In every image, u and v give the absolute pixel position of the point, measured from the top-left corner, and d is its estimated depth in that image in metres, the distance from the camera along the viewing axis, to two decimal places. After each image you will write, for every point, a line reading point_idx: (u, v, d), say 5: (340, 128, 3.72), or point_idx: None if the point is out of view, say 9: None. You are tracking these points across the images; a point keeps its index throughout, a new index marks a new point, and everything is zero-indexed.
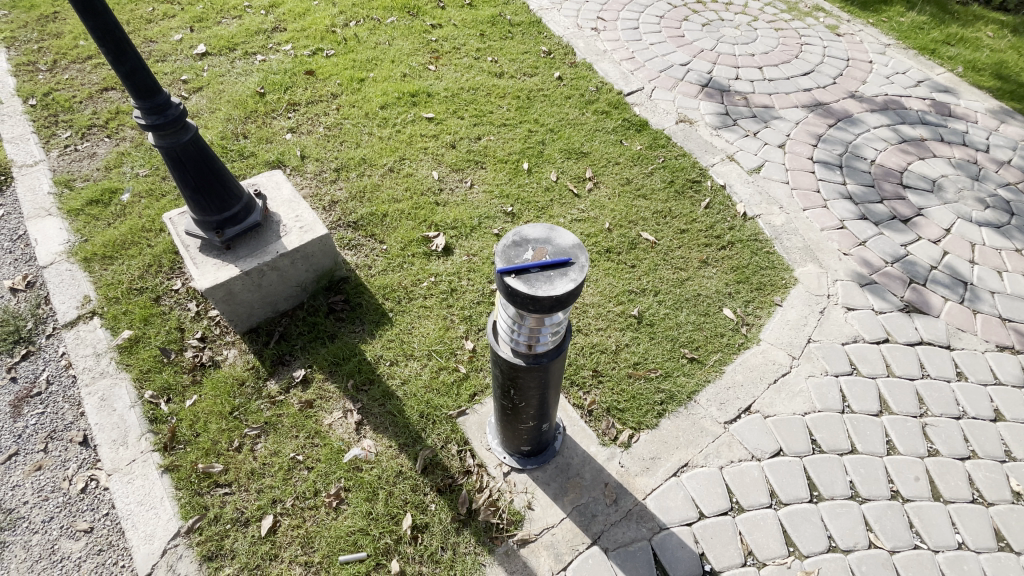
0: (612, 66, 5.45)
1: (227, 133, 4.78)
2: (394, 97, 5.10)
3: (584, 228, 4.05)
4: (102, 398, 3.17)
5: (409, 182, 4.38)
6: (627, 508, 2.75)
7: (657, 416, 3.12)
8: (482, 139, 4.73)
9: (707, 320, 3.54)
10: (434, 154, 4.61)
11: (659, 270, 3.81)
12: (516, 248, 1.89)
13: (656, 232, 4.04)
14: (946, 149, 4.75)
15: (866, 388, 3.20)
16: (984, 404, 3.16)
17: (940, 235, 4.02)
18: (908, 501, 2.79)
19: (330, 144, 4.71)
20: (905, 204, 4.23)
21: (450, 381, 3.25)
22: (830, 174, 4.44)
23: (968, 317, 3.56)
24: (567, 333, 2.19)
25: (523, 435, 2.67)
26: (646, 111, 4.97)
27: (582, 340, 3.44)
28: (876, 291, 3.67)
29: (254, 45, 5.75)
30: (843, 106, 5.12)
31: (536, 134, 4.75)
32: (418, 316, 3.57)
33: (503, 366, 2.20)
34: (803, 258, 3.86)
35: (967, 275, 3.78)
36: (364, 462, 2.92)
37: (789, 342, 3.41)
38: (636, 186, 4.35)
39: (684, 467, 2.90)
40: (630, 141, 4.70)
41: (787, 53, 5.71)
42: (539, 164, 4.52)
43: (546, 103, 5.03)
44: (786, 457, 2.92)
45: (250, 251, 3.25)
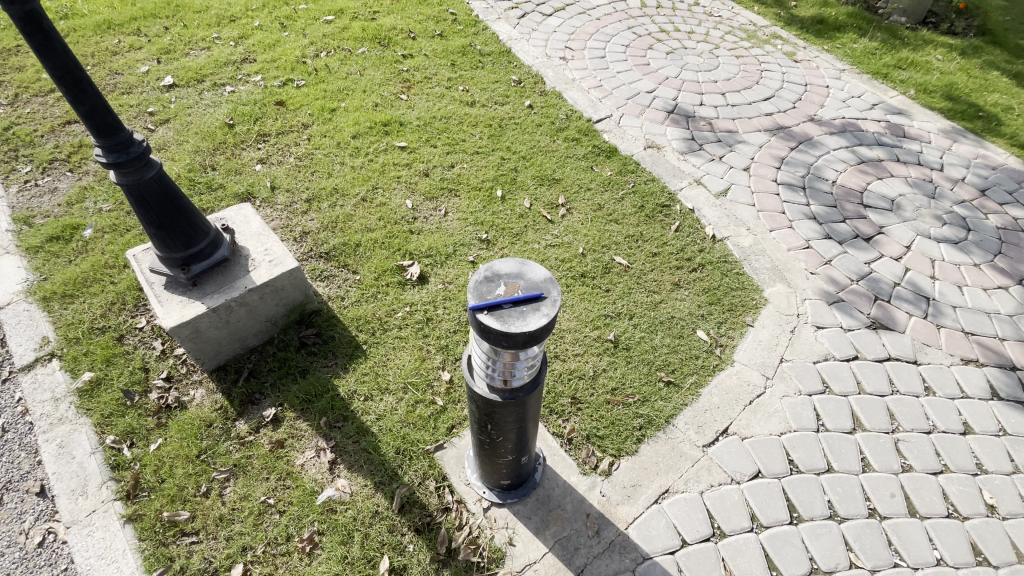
0: (581, 94, 5.57)
1: (195, 166, 4.71)
2: (367, 126, 5.10)
3: (558, 253, 4.08)
4: (60, 446, 3.01)
5: (383, 212, 4.35)
6: (610, 539, 2.71)
7: (637, 441, 3.10)
8: (455, 167, 4.75)
9: (682, 342, 3.57)
10: (407, 183, 4.60)
11: (633, 294, 3.85)
12: (488, 283, 1.89)
13: (629, 256, 4.09)
14: (903, 169, 4.95)
15: (839, 405, 3.25)
16: (952, 417, 3.24)
17: (901, 252, 4.17)
18: (886, 519, 2.81)
19: (301, 174, 4.67)
20: (867, 223, 4.38)
21: (427, 414, 3.19)
22: (794, 196, 4.57)
23: (932, 332, 3.67)
24: (542, 365, 2.18)
25: (502, 469, 2.62)
26: (615, 137, 5.08)
27: (559, 367, 3.42)
28: (843, 309, 3.76)
29: (223, 76, 5.72)
30: (803, 129, 5.32)
31: (508, 161, 4.80)
32: (393, 348, 3.51)
33: (478, 402, 2.17)
34: (773, 278, 3.94)
35: (929, 290, 3.91)
36: (339, 503, 2.83)
37: (763, 362, 3.45)
38: (608, 211, 4.40)
39: (665, 494, 2.88)
40: (601, 167, 4.78)
41: (748, 78, 5.93)
42: (512, 191, 4.55)
43: (518, 130, 5.09)
44: (765, 479, 2.93)
45: (218, 286, 3.17)
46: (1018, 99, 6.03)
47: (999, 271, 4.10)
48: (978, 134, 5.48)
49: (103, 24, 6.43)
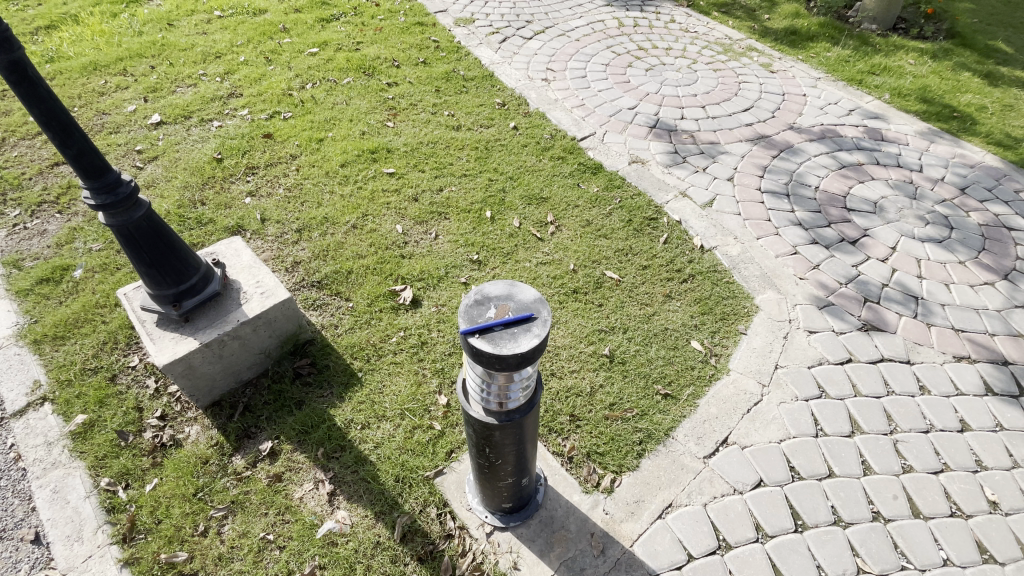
0: (565, 113, 5.67)
1: (185, 202, 4.73)
2: (354, 154, 5.16)
3: (549, 271, 4.11)
4: (54, 491, 2.96)
5: (374, 238, 4.37)
6: (615, 558, 2.69)
7: (637, 456, 3.09)
8: (444, 190, 4.80)
9: (677, 354, 3.58)
10: (397, 209, 4.63)
11: (626, 307, 3.87)
12: (478, 306, 1.90)
13: (619, 270, 4.12)
14: (883, 171, 5.05)
15: (837, 409, 3.26)
16: (948, 414, 3.25)
17: (887, 253, 4.22)
18: (890, 521, 2.80)
19: (291, 205, 4.70)
20: (851, 226, 4.44)
21: (426, 440, 3.17)
22: (779, 203, 4.64)
23: (923, 331, 3.70)
24: (538, 386, 2.18)
25: (503, 492, 2.60)
26: (600, 153, 5.16)
27: (556, 385, 3.42)
28: (834, 313, 3.79)
29: (210, 112, 5.78)
30: (784, 137, 5.42)
31: (496, 182, 4.85)
32: (389, 374, 3.50)
33: (475, 426, 2.17)
34: (762, 285, 3.98)
35: (917, 290, 3.96)
36: (339, 535, 2.79)
37: (757, 369, 3.47)
38: (596, 226, 4.45)
39: (669, 508, 2.87)
40: (587, 184, 4.84)
41: (727, 91, 6.06)
42: (501, 212, 4.59)
43: (504, 152, 5.17)
44: (767, 487, 2.92)
45: (210, 321, 3.17)
46: (991, 98, 6.19)
47: (984, 267, 4.16)
48: (954, 134, 5.62)
49: (90, 66, 6.50)
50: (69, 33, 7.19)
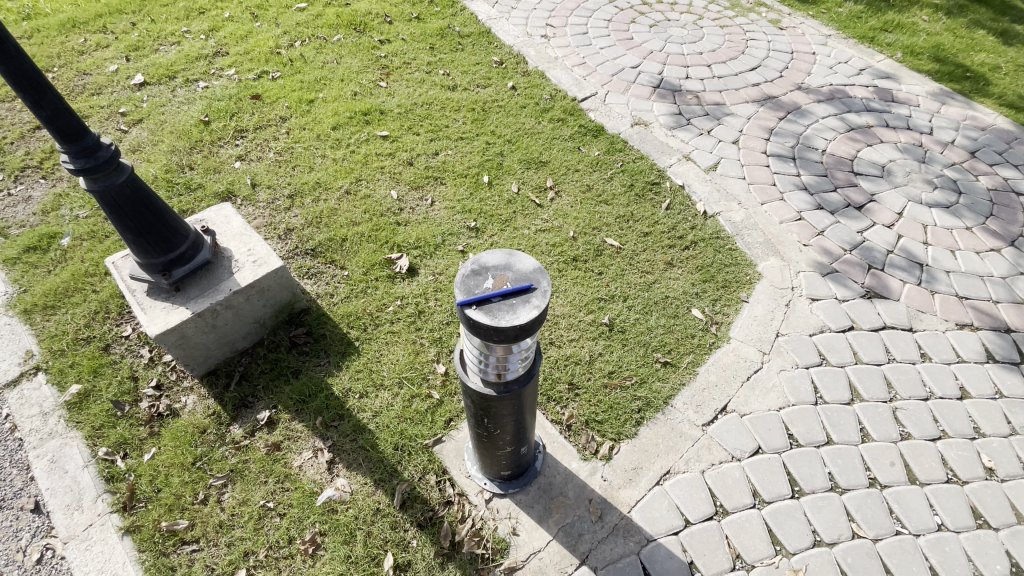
0: (565, 72, 5.45)
1: (173, 166, 4.59)
2: (347, 116, 4.98)
3: (549, 238, 4.02)
4: (52, 460, 2.95)
5: (368, 203, 4.26)
6: (613, 523, 2.72)
7: (636, 424, 3.09)
8: (440, 154, 4.65)
9: (677, 322, 3.54)
10: (391, 173, 4.50)
11: (626, 275, 3.80)
12: (476, 277, 1.83)
13: (621, 237, 4.03)
14: (892, 134, 4.90)
15: (837, 377, 3.24)
16: (948, 382, 3.23)
17: (893, 219, 4.13)
18: (886, 488, 2.82)
19: (282, 169, 4.56)
20: (858, 191, 4.33)
21: (424, 409, 3.16)
22: (784, 167, 4.52)
23: (926, 298, 3.65)
24: (537, 358, 2.14)
25: (502, 461, 2.60)
26: (601, 115, 4.98)
27: (555, 353, 3.38)
28: (838, 280, 3.73)
29: (196, 72, 5.55)
30: (791, 98, 5.23)
31: (493, 146, 4.70)
32: (386, 343, 3.46)
33: (473, 397, 2.13)
34: (765, 252, 3.90)
35: (922, 256, 3.89)
36: (339, 503, 2.80)
37: (758, 338, 3.43)
38: (597, 191, 4.33)
39: (666, 475, 2.88)
40: (588, 147, 4.69)
41: (734, 49, 5.82)
42: (499, 177, 4.46)
43: (502, 113, 4.98)
44: (765, 455, 2.93)
45: (201, 290, 3.10)
46: (1006, 57, 5.96)
47: (991, 233, 4.08)
48: (966, 95, 5.43)
49: (67, 22, 6.20)
50: None
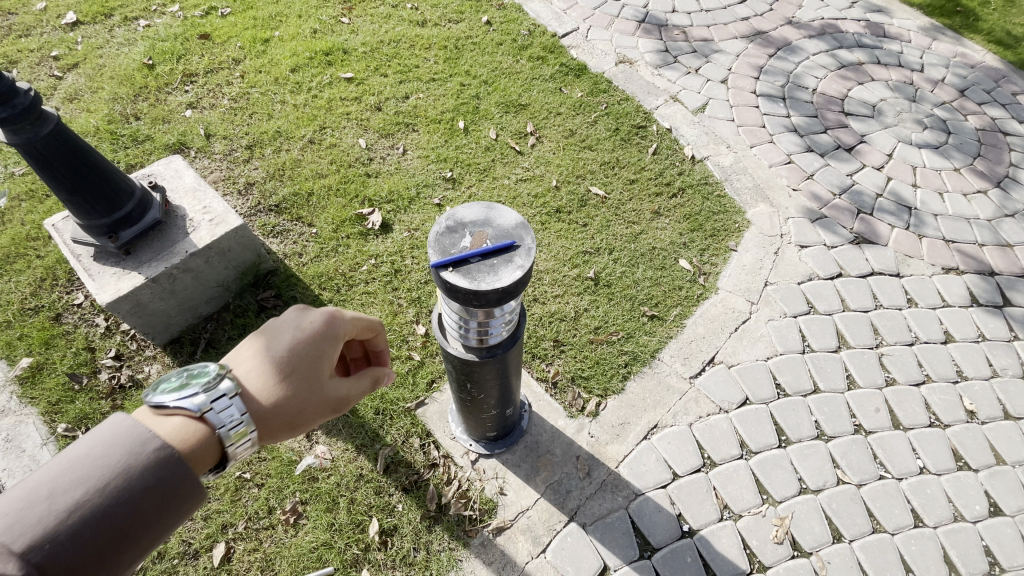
0: (543, 5, 5.04)
1: (116, 116, 4.18)
2: (307, 57, 4.56)
3: (530, 188, 3.81)
4: (7, 439, 2.77)
5: (334, 153, 3.95)
6: (601, 479, 2.69)
7: (623, 379, 3.02)
8: (411, 98, 4.31)
9: (664, 274, 3.42)
10: (358, 119, 4.16)
11: (612, 226, 3.64)
12: (451, 235, 1.64)
13: (606, 185, 3.84)
14: (884, 71, 4.70)
15: (825, 325, 3.19)
16: (934, 326, 3.21)
17: (883, 161, 4.01)
18: (871, 433, 2.83)
19: (238, 117, 4.19)
20: (848, 132, 4.18)
21: (405, 371, 3.03)
22: (774, 107, 4.31)
23: (914, 243, 3.58)
24: (521, 319, 2.00)
25: (487, 423, 2.51)
26: (583, 53, 4.65)
27: (539, 310, 3.26)
28: (827, 226, 3.63)
29: (135, 8, 4.99)
30: (782, 33, 4.95)
31: (468, 88, 4.37)
32: (361, 304, 3.28)
33: (454, 362, 2.00)
34: (754, 198, 3.77)
35: (911, 200, 3.80)
36: (320, 470, 2.70)
37: (747, 287, 3.35)
38: (580, 136, 4.09)
39: (654, 429, 2.84)
40: (570, 88, 4.39)
41: None
42: (475, 121, 4.17)
43: (476, 52, 4.62)
44: (752, 405, 2.91)
45: (155, 253, 2.85)
46: None
47: (979, 174, 4.00)
48: (959, 29, 5.22)
49: None
50: None
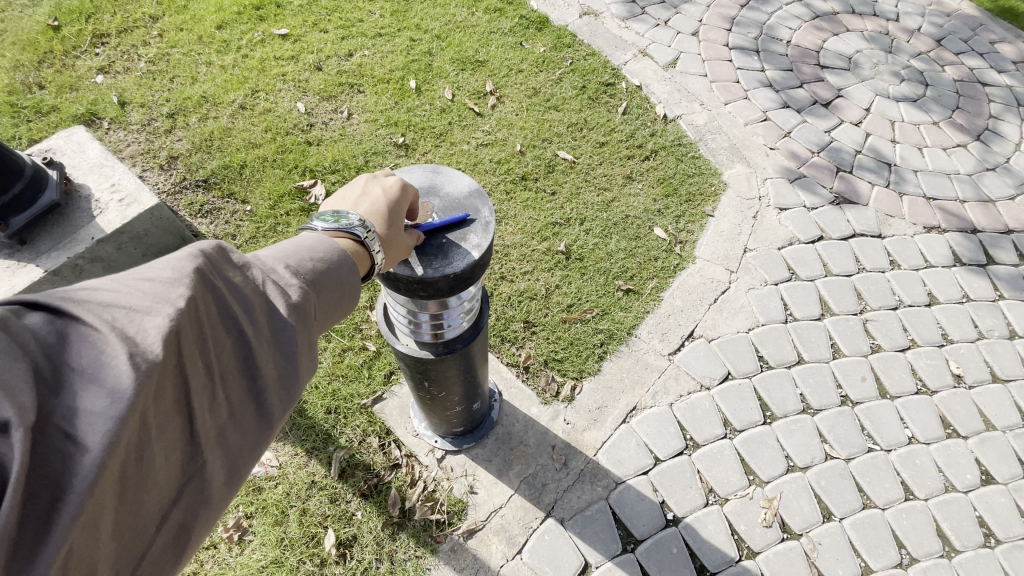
0: None
1: (11, 84, 3.62)
2: (234, 12, 4.04)
3: (492, 153, 3.47)
4: None
5: (270, 120, 3.52)
6: (579, 470, 2.48)
7: (599, 360, 2.80)
8: (355, 55, 3.87)
9: (639, 244, 3.18)
10: (296, 81, 3.71)
11: (582, 193, 3.36)
12: None
13: (573, 149, 3.54)
14: (859, 21, 4.48)
15: (807, 292, 3.03)
16: (917, 288, 3.08)
17: (861, 116, 3.82)
18: (858, 404, 2.70)
19: (157, 82, 3.68)
20: (825, 86, 3.96)
21: (359, 363, 2.73)
22: (748, 61, 4.05)
23: (895, 201, 3.43)
24: (483, 306, 1.73)
25: (452, 419, 2.26)
26: (545, 4, 4.26)
27: (506, 289, 2.98)
28: (806, 186, 3.44)
29: None
30: None
31: (420, 44, 3.95)
32: None
33: (407, 361, 1.71)
34: (730, 159, 3.53)
35: (890, 156, 3.64)
36: (266, 480, 2.41)
37: (725, 255, 3.14)
38: (544, 96, 3.76)
39: (633, 412, 2.64)
40: (532, 43, 4.02)
41: None
42: (428, 81, 3.77)
43: (427, 3, 4.18)
44: (735, 381, 2.73)
45: (55, 241, 2.47)
46: None
47: (957, 128, 3.86)
48: None
49: None
50: None
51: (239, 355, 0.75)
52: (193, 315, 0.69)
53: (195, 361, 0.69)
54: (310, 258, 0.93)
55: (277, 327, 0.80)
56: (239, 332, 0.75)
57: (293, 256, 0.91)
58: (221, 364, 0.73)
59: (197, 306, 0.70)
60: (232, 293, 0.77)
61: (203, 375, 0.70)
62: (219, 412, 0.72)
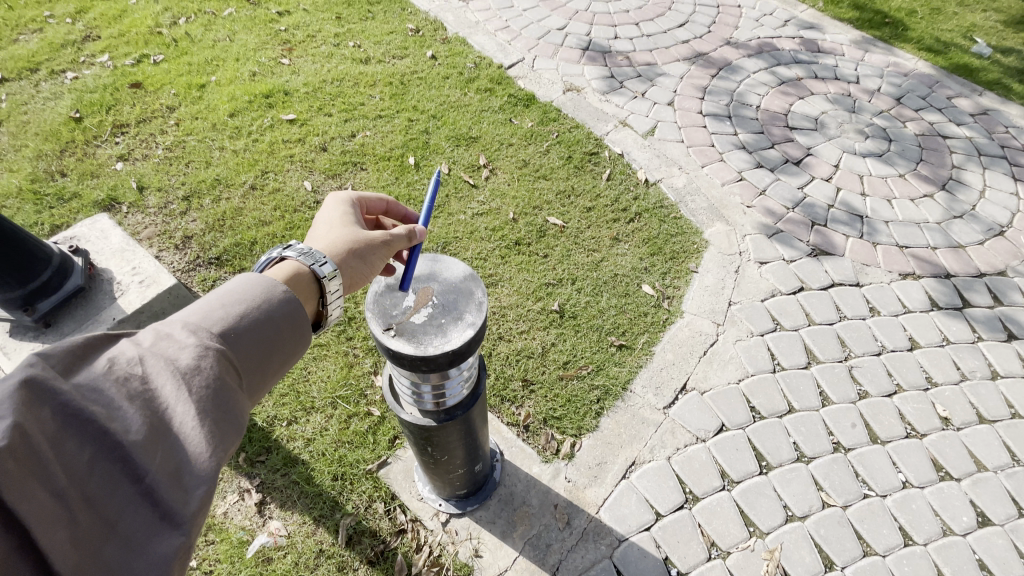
0: (487, 38, 5.04)
1: (38, 175, 3.90)
2: (246, 101, 4.40)
3: (487, 221, 3.70)
4: None
5: (279, 199, 3.77)
6: (581, 528, 2.53)
7: (596, 416, 2.89)
8: (357, 136, 4.18)
9: (629, 301, 3.34)
10: (303, 161, 4.00)
11: (572, 254, 3.56)
12: (394, 293, 1.50)
13: (563, 213, 3.77)
14: (822, 85, 4.85)
15: (792, 341, 3.16)
16: (898, 334, 3.22)
17: (831, 172, 4.09)
18: (850, 450, 2.77)
19: (174, 168, 3.97)
20: (795, 146, 4.26)
21: (364, 429, 2.83)
22: (721, 126, 4.37)
23: (869, 251, 3.63)
24: (480, 373, 1.86)
25: (455, 482, 2.33)
26: (531, 83, 4.64)
27: (505, 350, 3.12)
28: (784, 240, 3.65)
29: (59, 60, 4.74)
30: (721, 54, 5.08)
31: (417, 123, 4.28)
32: (314, 359, 3.07)
33: (411, 428, 1.83)
34: (711, 217, 3.76)
35: (862, 208, 3.87)
36: (275, 550, 2.46)
37: (712, 309, 3.30)
38: (534, 166, 4.03)
39: (633, 467, 2.72)
40: (520, 118, 4.35)
41: (660, 5, 5.59)
42: (426, 156, 4.07)
43: (423, 87, 4.55)
44: (730, 432, 2.82)
45: (78, 323, 2.64)
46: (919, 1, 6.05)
47: (923, 179, 4.12)
48: (887, 42, 5.47)
49: None
50: None
51: (98, 472, 0.77)
52: (23, 451, 0.72)
53: (33, 495, 0.71)
54: (217, 313, 1.00)
55: (153, 417, 0.83)
56: (93, 447, 0.77)
57: (198, 316, 0.97)
58: (76, 486, 0.75)
59: (27, 440, 0.73)
60: (84, 398, 0.80)
61: (50, 505, 0.72)
62: (81, 535, 0.74)
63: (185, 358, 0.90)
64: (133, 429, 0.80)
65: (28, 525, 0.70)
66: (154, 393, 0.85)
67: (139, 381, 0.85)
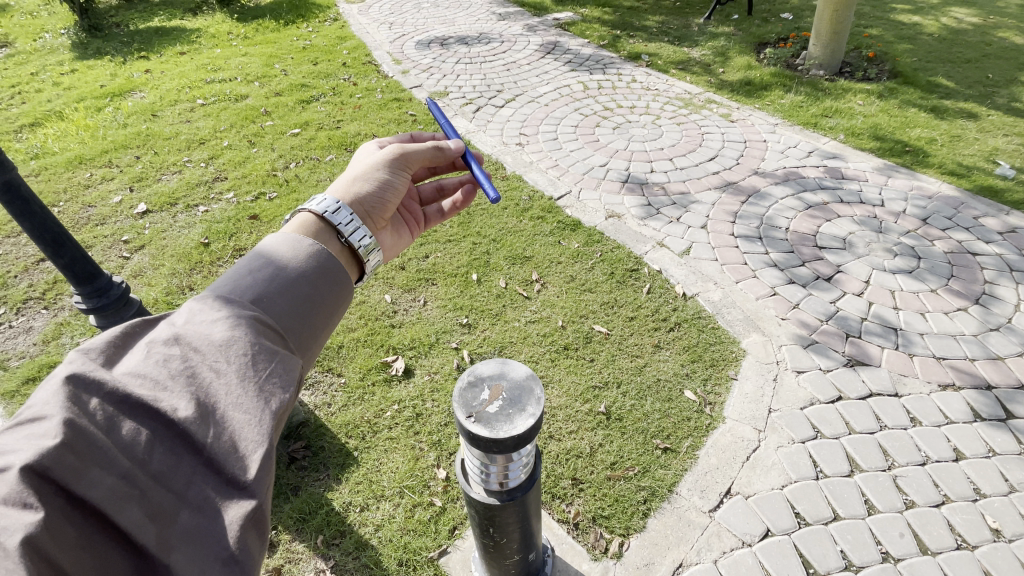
0: (540, 174, 5.90)
1: (173, 289, 4.78)
2: None
3: (539, 329, 4.17)
4: None
5: (362, 309, 4.42)
6: None
7: (643, 516, 3.05)
8: (430, 257, 4.90)
9: (671, 406, 3.60)
10: (383, 278, 4.71)
11: (617, 360, 3.91)
12: (473, 388, 1.93)
13: (607, 323, 4.19)
14: (847, 208, 5.29)
15: (834, 449, 3.28)
16: (942, 444, 3.28)
17: (862, 287, 4.37)
18: (900, 561, 2.79)
19: None
20: (825, 263, 4.61)
21: (427, 518, 3.11)
22: (753, 246, 4.82)
23: (906, 362, 3.78)
24: (537, 461, 2.20)
25: (510, 570, 2.55)
26: (578, 211, 5.34)
27: (556, 448, 3.40)
28: (820, 351, 3.88)
29: (196, 197, 5.92)
30: (750, 182, 5.68)
31: (480, 246, 4.98)
32: (385, 451, 3.46)
33: (477, 507, 2.15)
34: (747, 329, 4.07)
35: (895, 321, 4.08)
36: None
37: (752, 415, 3.50)
38: (581, 281, 4.56)
39: (680, 568, 2.82)
40: (568, 241, 4.98)
41: (692, 142, 6.39)
42: (487, 273, 4.69)
43: (486, 216, 5.33)
44: (775, 537, 2.90)
45: None
46: (938, 130, 6.58)
47: (955, 293, 4.31)
48: (909, 168, 5.93)
49: (74, 160, 6.67)
50: (53, 130, 7.43)
51: (155, 453, 0.92)
52: (80, 445, 0.87)
53: (100, 478, 0.85)
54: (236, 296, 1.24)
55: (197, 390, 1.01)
56: (146, 428, 0.94)
57: (227, 301, 1.22)
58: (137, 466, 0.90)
59: (80, 434, 0.88)
60: (133, 386, 0.97)
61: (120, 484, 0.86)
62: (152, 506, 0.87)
63: (215, 333, 1.11)
64: (178, 407, 0.97)
65: (104, 505, 0.84)
66: (192, 369, 1.04)
67: (176, 361, 1.05)
